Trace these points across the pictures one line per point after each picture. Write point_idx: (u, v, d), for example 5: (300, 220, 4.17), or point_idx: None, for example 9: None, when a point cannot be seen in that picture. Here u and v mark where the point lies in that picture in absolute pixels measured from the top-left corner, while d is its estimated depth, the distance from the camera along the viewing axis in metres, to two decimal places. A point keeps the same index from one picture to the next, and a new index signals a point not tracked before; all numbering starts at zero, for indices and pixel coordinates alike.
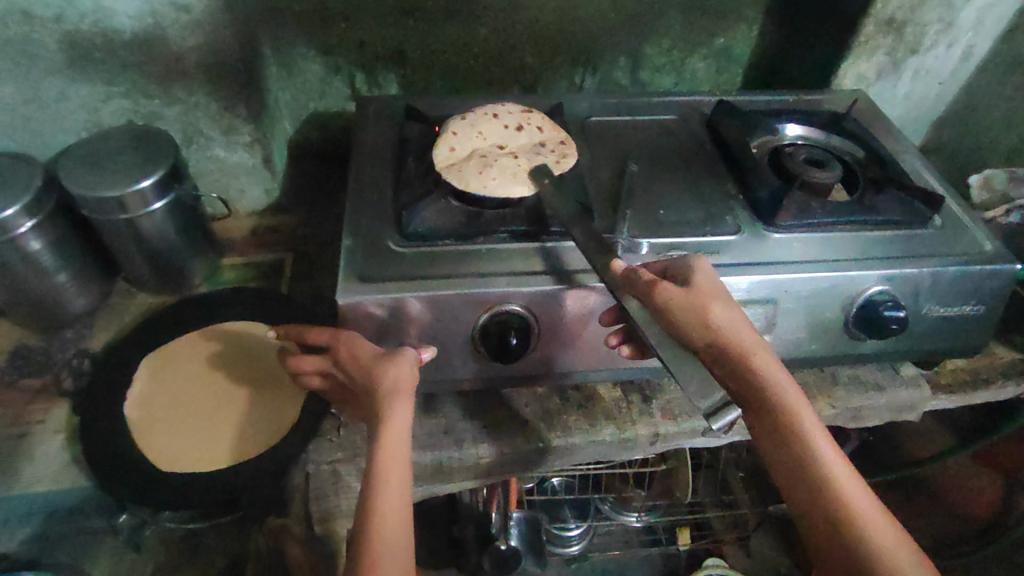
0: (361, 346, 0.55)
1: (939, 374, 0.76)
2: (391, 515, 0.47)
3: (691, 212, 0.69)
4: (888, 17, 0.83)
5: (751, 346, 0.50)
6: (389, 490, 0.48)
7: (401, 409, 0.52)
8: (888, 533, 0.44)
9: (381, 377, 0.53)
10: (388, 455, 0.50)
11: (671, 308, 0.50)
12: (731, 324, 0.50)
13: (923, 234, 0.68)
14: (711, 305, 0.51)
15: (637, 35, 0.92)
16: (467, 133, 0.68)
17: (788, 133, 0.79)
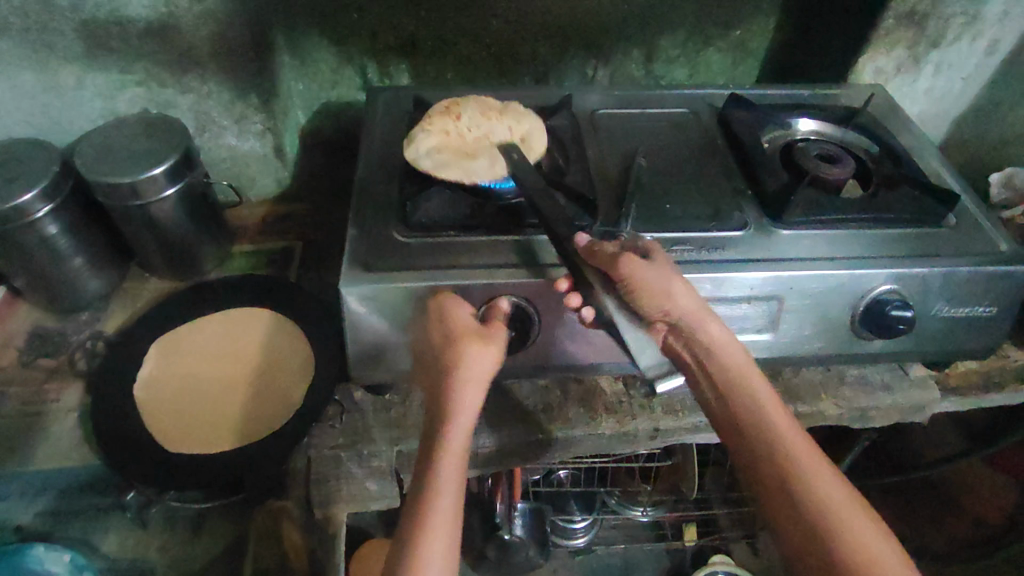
0: (456, 325, 0.55)
1: (949, 375, 0.74)
2: (443, 519, 0.47)
3: (697, 208, 0.68)
4: (909, 9, 0.81)
5: (704, 316, 0.54)
6: (447, 489, 0.49)
7: (473, 398, 0.53)
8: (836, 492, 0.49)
9: (463, 363, 0.53)
10: (451, 449, 0.50)
11: (637, 279, 0.53)
12: (682, 293, 0.54)
13: (936, 234, 0.67)
14: (670, 279, 0.54)
15: (649, 28, 0.92)
16: (449, 122, 0.68)
17: (800, 127, 0.78)
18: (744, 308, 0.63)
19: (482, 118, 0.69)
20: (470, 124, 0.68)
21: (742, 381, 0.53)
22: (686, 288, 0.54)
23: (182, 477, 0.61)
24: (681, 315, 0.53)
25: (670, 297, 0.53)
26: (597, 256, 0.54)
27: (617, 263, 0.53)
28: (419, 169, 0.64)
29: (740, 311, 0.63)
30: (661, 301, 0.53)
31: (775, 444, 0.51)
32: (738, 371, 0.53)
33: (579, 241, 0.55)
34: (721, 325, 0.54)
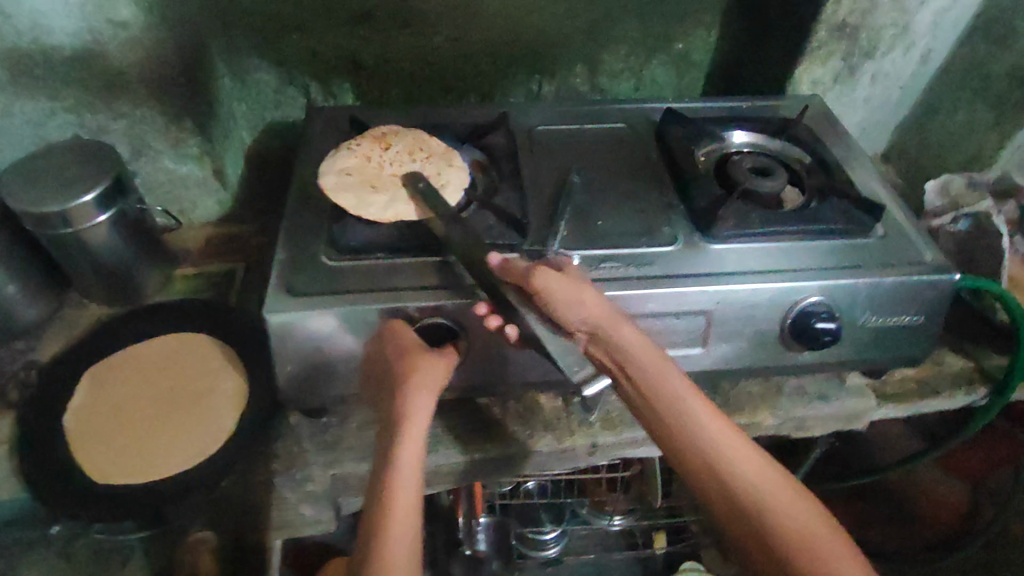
0: (400, 339, 0.57)
1: (887, 383, 0.75)
2: (402, 515, 0.51)
3: (629, 224, 0.69)
4: (840, 22, 0.82)
5: (617, 321, 0.55)
6: (405, 501, 0.52)
7: (424, 404, 0.56)
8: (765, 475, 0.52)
9: (412, 373, 0.55)
10: (408, 449, 0.54)
11: (548, 292, 0.54)
12: (594, 301, 0.55)
13: (864, 244, 0.68)
14: (580, 288, 0.55)
15: (591, 43, 0.93)
16: (377, 152, 0.71)
17: (735, 140, 0.79)
18: (674, 324, 0.63)
19: (402, 151, 0.71)
20: (394, 159, 0.70)
21: (666, 388, 0.53)
22: (597, 297, 0.55)
23: (107, 510, 0.60)
24: (596, 323, 0.54)
25: (585, 307, 0.54)
26: (509, 272, 0.56)
27: (531, 276, 0.54)
28: (320, 185, 0.67)
29: (671, 327, 0.63)
30: (573, 312, 0.54)
31: (706, 441, 0.52)
32: (658, 377, 0.53)
33: (494, 261, 0.57)
34: (636, 330, 0.55)
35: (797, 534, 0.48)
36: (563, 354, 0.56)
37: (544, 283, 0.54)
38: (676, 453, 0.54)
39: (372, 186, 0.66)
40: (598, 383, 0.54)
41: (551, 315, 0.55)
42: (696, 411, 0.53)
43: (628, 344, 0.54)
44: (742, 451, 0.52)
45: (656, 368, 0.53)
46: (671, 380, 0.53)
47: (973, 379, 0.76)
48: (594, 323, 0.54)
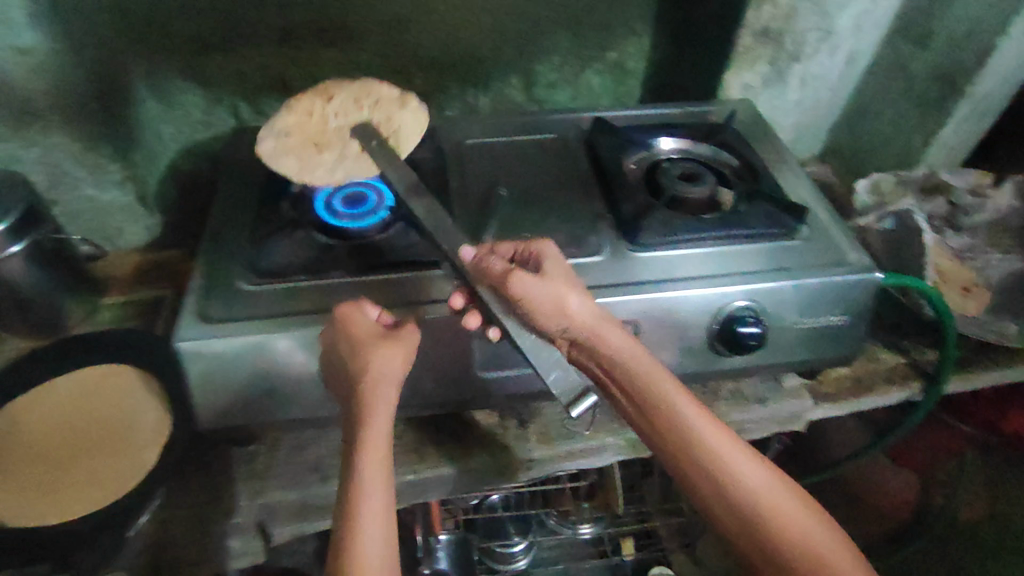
0: (354, 336, 0.53)
1: (823, 382, 0.76)
2: (373, 523, 0.46)
3: (555, 234, 0.68)
4: (764, 27, 0.83)
5: (602, 326, 0.53)
6: (374, 498, 0.47)
7: (388, 403, 0.52)
8: (768, 481, 0.50)
9: (368, 373, 0.51)
10: (370, 452, 0.49)
11: (528, 298, 0.51)
12: (578, 306, 0.52)
13: (790, 245, 0.69)
14: (563, 292, 0.52)
15: (524, 54, 0.93)
16: (318, 105, 0.68)
17: (663, 147, 0.79)
18: None
19: (350, 102, 0.68)
20: (340, 110, 0.67)
21: (658, 394, 0.52)
22: (583, 301, 0.53)
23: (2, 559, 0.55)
24: (580, 329, 0.52)
25: (565, 313, 0.52)
26: (485, 272, 0.52)
27: (508, 281, 0.51)
28: (259, 152, 0.64)
29: None
30: (557, 319, 0.52)
31: (706, 450, 0.51)
32: (649, 383, 0.52)
33: (467, 258, 0.54)
34: (621, 334, 0.53)
35: (804, 542, 0.48)
36: (549, 365, 0.52)
37: (524, 290, 0.51)
38: (672, 461, 0.52)
39: (320, 146, 0.64)
40: (584, 403, 0.50)
41: (531, 323, 0.52)
42: (691, 417, 0.51)
43: (615, 350, 0.52)
44: (743, 461, 0.50)
45: (647, 373, 0.52)
46: (663, 386, 0.52)
47: (906, 376, 0.76)
48: (579, 329, 0.52)
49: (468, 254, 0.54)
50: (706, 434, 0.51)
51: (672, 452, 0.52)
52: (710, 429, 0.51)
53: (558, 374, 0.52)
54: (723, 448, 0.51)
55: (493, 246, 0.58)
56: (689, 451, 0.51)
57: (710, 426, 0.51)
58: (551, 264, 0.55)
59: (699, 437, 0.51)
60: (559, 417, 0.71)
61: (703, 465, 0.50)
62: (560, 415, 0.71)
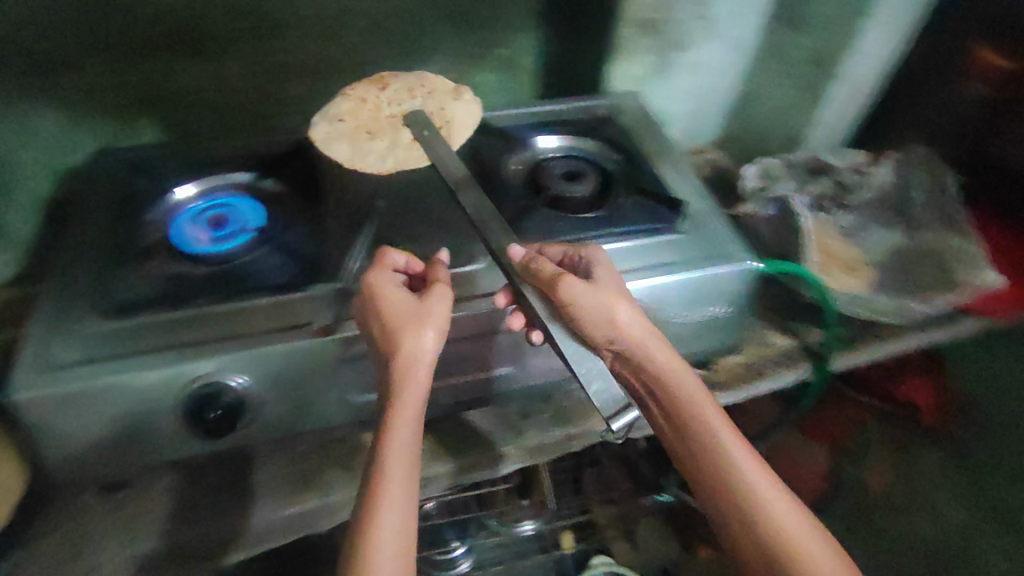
0: (388, 310, 0.54)
1: (716, 372, 0.74)
2: (390, 523, 0.49)
3: (431, 244, 0.65)
4: (643, 18, 0.81)
5: (648, 339, 0.56)
6: (395, 483, 0.50)
7: (420, 378, 0.54)
8: (778, 495, 0.51)
9: (401, 351, 0.53)
10: (395, 455, 0.51)
11: (574, 303, 0.55)
12: (627, 317, 0.56)
13: (671, 237, 0.68)
14: (614, 303, 0.56)
15: (408, 56, 0.90)
16: (372, 93, 0.77)
17: (543, 146, 0.78)
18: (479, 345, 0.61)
19: (410, 95, 0.76)
20: (393, 98, 0.76)
21: (685, 398, 0.55)
22: (632, 313, 0.56)
23: None
24: (624, 339, 0.56)
25: (614, 324, 0.55)
26: (533, 273, 0.55)
27: (557, 287, 0.54)
28: (314, 135, 0.72)
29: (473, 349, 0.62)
30: (603, 328, 0.55)
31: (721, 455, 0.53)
32: (683, 389, 0.55)
33: (516, 255, 0.56)
34: (666, 348, 0.57)
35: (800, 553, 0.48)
36: (591, 376, 0.57)
37: (570, 297, 0.54)
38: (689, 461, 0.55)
39: (375, 134, 0.72)
40: (626, 417, 0.55)
41: (579, 328, 0.56)
42: (715, 424, 0.54)
43: (657, 359, 0.56)
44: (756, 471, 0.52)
45: (680, 382, 0.56)
46: (692, 393, 0.55)
47: (798, 355, 0.75)
48: (625, 338, 0.56)
49: (517, 253, 0.56)
50: (738, 461, 0.53)
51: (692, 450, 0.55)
52: (743, 457, 0.53)
53: (601, 387, 0.56)
54: (741, 456, 0.53)
55: (547, 250, 0.62)
56: (705, 453, 0.54)
57: (744, 453, 0.53)
58: (606, 273, 0.59)
59: (718, 448, 0.54)
60: (447, 433, 0.68)
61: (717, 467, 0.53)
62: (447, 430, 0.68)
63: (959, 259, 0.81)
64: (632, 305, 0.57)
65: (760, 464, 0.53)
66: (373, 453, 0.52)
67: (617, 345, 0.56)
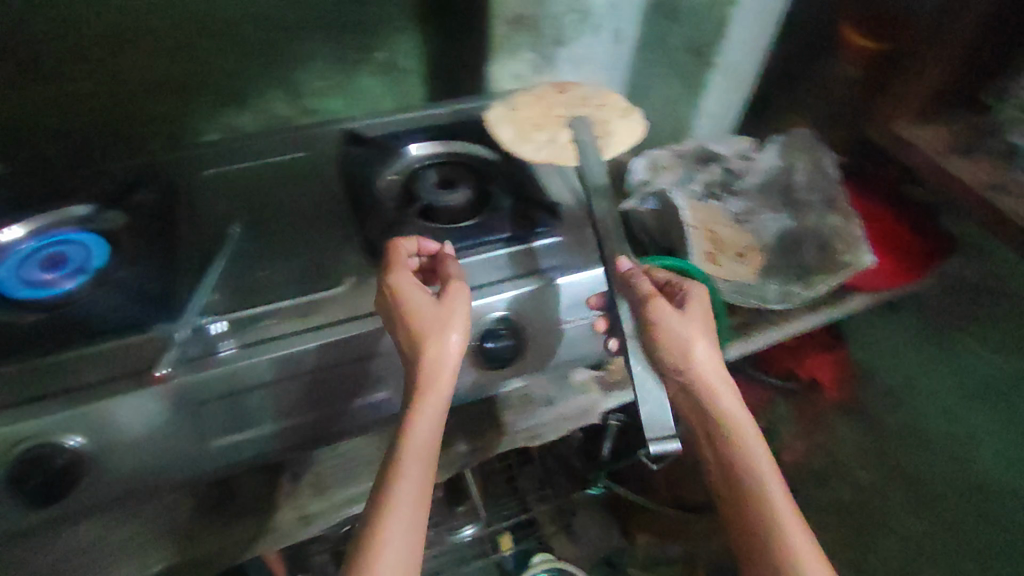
0: (411, 315, 0.55)
1: (610, 372, 0.77)
2: (396, 528, 0.52)
3: (296, 267, 0.62)
4: (515, 15, 0.79)
5: (718, 384, 0.63)
6: (406, 492, 0.53)
7: (444, 383, 0.56)
8: (802, 535, 0.57)
9: (424, 355, 0.55)
10: (409, 472, 0.54)
11: (659, 325, 0.62)
12: (709, 353, 0.63)
13: (547, 239, 0.67)
14: (694, 339, 0.63)
15: (278, 65, 0.85)
16: (551, 95, 0.82)
17: (415, 154, 0.75)
18: (347, 372, 0.58)
19: (572, 98, 0.81)
20: (568, 102, 0.80)
21: (738, 436, 0.61)
22: (710, 354, 0.63)
23: None
24: (694, 372, 0.63)
25: (689, 357, 0.62)
26: (630, 288, 0.62)
27: (648, 308, 0.62)
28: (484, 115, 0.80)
29: (345, 374, 0.58)
30: (686, 357, 0.62)
31: (760, 489, 0.59)
32: (736, 426, 0.62)
33: (620, 265, 0.63)
34: (733, 397, 0.63)
35: None
36: (645, 394, 0.59)
37: (661, 320, 0.61)
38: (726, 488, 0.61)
39: (542, 127, 0.77)
40: (669, 446, 0.55)
41: (653, 350, 0.62)
42: (763, 464, 0.60)
43: (722, 401, 0.63)
44: (786, 511, 0.58)
45: (740, 421, 0.62)
46: (746, 434, 0.61)
47: None
48: (695, 371, 0.63)
49: (621, 264, 0.63)
50: (774, 495, 0.59)
51: (729, 476, 0.61)
52: (778, 492, 0.59)
53: (652, 408, 0.58)
54: (778, 493, 0.59)
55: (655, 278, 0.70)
56: (744, 484, 0.60)
57: (771, 468, 0.60)
58: (699, 312, 0.65)
59: (757, 481, 0.59)
60: (337, 464, 0.69)
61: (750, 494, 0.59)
62: (336, 461, 0.69)
63: (839, 241, 0.82)
64: (710, 347, 0.64)
65: (782, 479, 0.60)
66: (388, 467, 0.55)
67: (686, 376, 0.63)
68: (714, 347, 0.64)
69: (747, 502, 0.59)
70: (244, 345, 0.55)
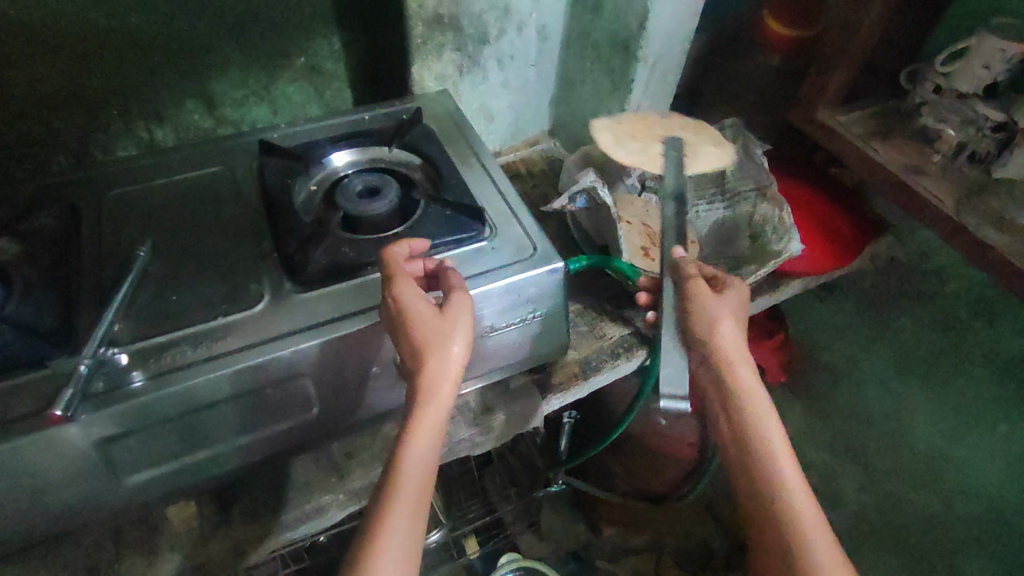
0: (410, 324, 0.52)
1: (553, 372, 0.77)
2: (395, 537, 0.49)
3: (210, 289, 0.60)
4: (434, 14, 0.77)
5: (738, 364, 0.61)
6: (405, 502, 0.51)
7: (445, 396, 0.54)
8: (816, 526, 0.54)
9: (426, 367, 0.53)
10: (410, 479, 0.52)
11: (694, 298, 0.63)
12: (732, 333, 0.61)
13: (476, 244, 0.65)
14: (723, 316, 0.62)
15: (190, 74, 0.81)
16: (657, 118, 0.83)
17: (338, 164, 0.72)
18: (258, 399, 0.57)
19: (679, 124, 0.82)
20: (671, 124, 0.82)
21: (755, 418, 0.59)
22: (735, 333, 0.62)
23: None
24: (716, 347, 0.61)
25: (715, 334, 0.61)
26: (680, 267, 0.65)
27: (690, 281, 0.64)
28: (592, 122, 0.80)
29: (256, 401, 0.57)
30: (710, 332, 0.61)
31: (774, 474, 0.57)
32: (755, 407, 0.60)
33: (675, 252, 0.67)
34: (755, 379, 0.61)
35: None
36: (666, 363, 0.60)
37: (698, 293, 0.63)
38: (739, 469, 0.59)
39: (638, 142, 0.77)
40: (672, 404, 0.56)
41: (684, 322, 0.63)
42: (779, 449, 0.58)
43: (744, 379, 0.61)
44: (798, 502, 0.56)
45: (757, 403, 0.60)
46: (762, 416, 0.59)
47: (630, 345, 0.80)
48: (718, 349, 0.61)
49: (677, 253, 0.67)
50: (788, 483, 0.56)
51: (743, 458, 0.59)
52: (794, 481, 0.57)
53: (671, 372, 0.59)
54: (794, 481, 0.57)
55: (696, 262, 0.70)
56: (758, 466, 0.58)
57: (786, 454, 0.58)
58: (731, 295, 0.64)
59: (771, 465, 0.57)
60: (269, 488, 0.67)
61: (761, 479, 0.57)
62: (271, 486, 0.67)
63: (769, 228, 0.83)
64: (738, 328, 0.63)
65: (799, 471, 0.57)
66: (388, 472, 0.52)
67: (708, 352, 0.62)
68: (739, 328, 0.63)
69: (758, 487, 0.57)
70: (153, 375, 0.53)
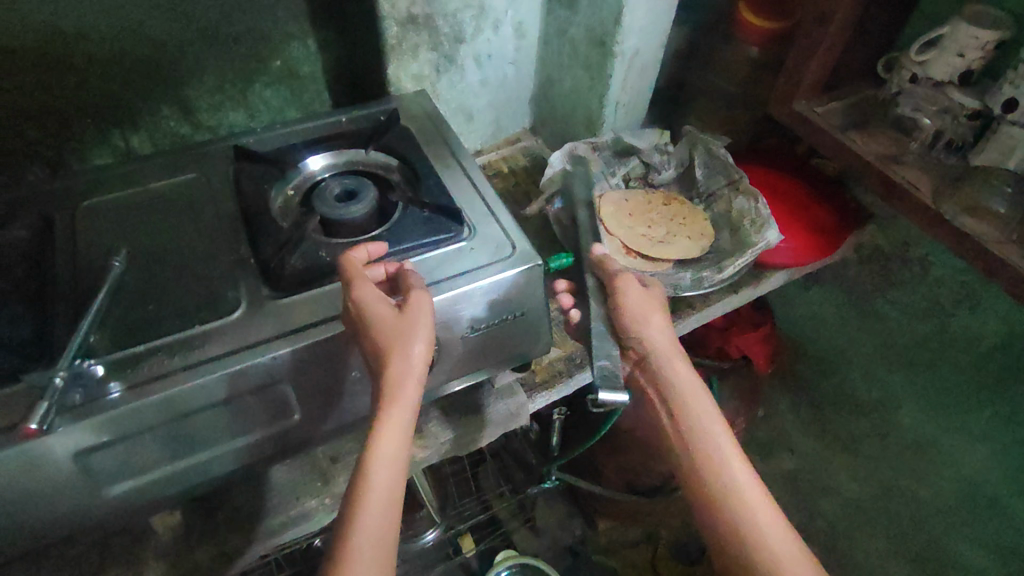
0: (370, 326, 0.53)
1: (536, 371, 0.77)
2: (366, 529, 0.50)
3: (186, 298, 0.60)
4: (407, 14, 0.76)
5: (669, 353, 0.68)
6: (377, 497, 0.51)
7: (408, 397, 0.54)
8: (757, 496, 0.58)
9: (390, 368, 0.53)
10: (379, 472, 0.52)
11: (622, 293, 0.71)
12: (659, 327, 0.69)
13: (453, 246, 0.64)
14: (650, 310, 0.70)
15: (164, 81, 0.80)
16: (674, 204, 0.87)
17: (314, 167, 0.72)
18: (238, 406, 0.57)
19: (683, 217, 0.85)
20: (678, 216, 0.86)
21: (686, 403, 0.64)
22: (663, 330, 0.69)
23: None
24: (646, 342, 0.69)
25: (642, 329, 0.69)
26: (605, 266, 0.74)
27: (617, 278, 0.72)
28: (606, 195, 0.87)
29: (236, 408, 0.57)
30: (641, 327, 0.69)
31: (711, 453, 0.61)
32: (683, 392, 0.65)
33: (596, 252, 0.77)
34: (688, 367, 0.67)
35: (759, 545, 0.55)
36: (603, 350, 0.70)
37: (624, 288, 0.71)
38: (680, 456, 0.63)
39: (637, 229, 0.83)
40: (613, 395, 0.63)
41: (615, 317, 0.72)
42: (714, 427, 0.62)
43: (670, 368, 0.67)
44: (741, 475, 0.59)
45: (684, 387, 0.65)
46: (692, 399, 0.64)
47: None
48: (646, 342, 0.68)
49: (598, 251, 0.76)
50: (725, 459, 0.60)
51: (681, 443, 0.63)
52: (732, 458, 0.60)
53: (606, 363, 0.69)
54: (733, 458, 0.60)
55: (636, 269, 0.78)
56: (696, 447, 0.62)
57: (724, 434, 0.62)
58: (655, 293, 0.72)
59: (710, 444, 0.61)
60: (254, 494, 0.67)
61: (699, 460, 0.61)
62: (256, 492, 0.67)
63: (748, 221, 0.84)
64: (664, 323, 0.70)
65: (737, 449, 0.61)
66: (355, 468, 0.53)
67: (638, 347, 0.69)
68: (666, 323, 0.70)
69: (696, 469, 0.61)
70: (131, 386, 0.53)
